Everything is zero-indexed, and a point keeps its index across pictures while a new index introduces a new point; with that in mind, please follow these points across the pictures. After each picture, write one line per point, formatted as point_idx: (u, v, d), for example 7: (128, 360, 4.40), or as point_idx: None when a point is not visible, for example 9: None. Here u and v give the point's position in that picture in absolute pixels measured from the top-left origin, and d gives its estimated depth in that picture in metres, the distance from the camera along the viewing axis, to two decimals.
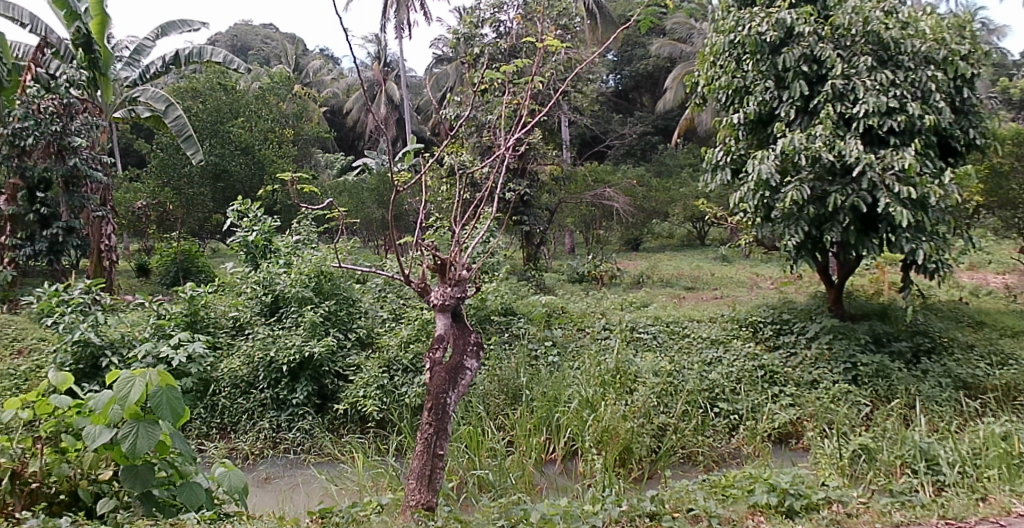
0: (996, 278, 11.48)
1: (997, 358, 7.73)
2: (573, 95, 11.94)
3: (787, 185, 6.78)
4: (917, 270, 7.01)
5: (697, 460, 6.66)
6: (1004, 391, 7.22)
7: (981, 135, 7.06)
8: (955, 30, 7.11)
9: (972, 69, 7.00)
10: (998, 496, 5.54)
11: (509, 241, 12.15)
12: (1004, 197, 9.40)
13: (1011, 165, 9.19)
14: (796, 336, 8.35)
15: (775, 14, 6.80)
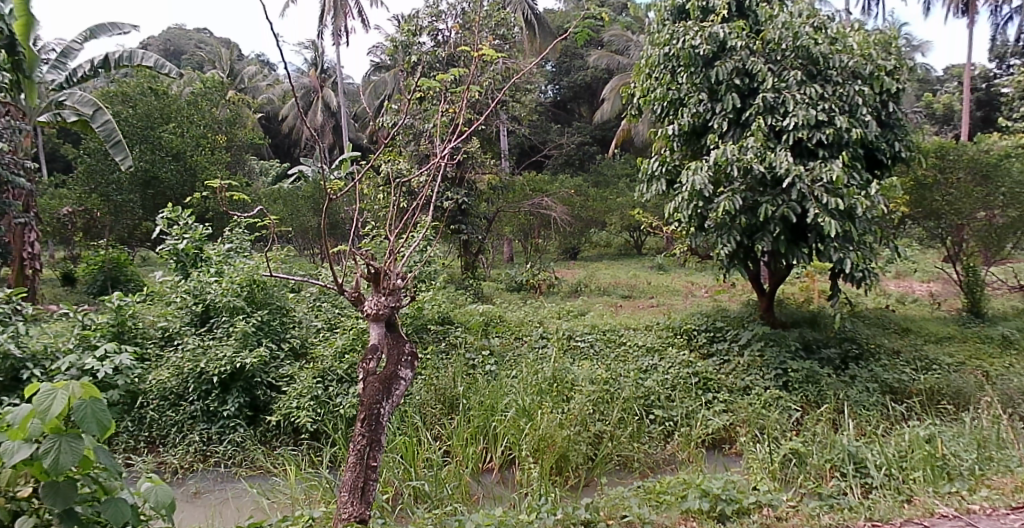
0: (921, 286, 12.15)
1: (922, 363, 7.99)
2: (511, 104, 11.97)
3: (720, 195, 6.88)
4: (845, 279, 7.14)
5: (633, 467, 6.72)
6: (928, 395, 7.46)
7: (906, 148, 7.24)
8: (882, 46, 7.29)
9: (898, 85, 7.16)
10: (920, 498, 5.80)
11: (447, 250, 12.12)
12: (929, 208, 9.74)
13: (933, 178, 9.56)
14: (729, 343, 8.50)
15: (708, 28, 6.90)
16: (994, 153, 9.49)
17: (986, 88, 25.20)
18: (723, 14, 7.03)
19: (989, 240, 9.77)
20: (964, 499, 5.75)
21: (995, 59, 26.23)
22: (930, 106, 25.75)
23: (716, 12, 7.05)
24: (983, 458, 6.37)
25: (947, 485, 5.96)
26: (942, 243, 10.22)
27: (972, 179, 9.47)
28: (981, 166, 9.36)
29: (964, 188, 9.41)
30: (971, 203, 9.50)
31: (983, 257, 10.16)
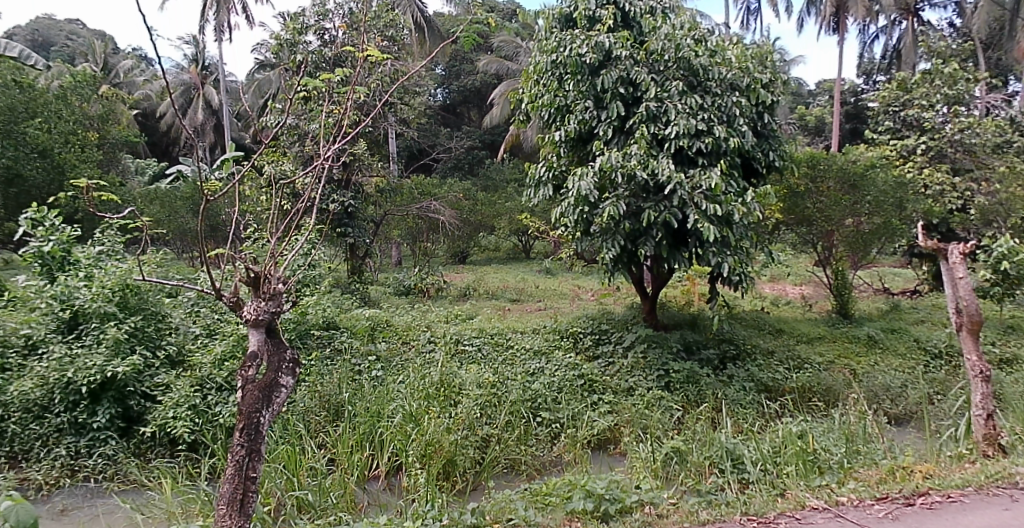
0: (794, 290, 13.07)
1: (794, 362, 8.46)
2: (400, 107, 11.91)
3: (604, 201, 7.01)
4: (723, 282, 7.37)
5: (520, 469, 6.80)
6: (799, 392, 7.88)
7: (779, 158, 7.59)
8: (758, 60, 7.62)
9: (772, 97, 7.49)
10: (793, 491, 6.11)
11: (333, 254, 11.89)
12: (801, 215, 10.25)
13: (805, 187, 10.09)
14: (614, 346, 8.72)
15: (594, 37, 7.03)
16: (860, 164, 10.16)
17: (854, 101, 27.10)
18: (609, 25, 7.17)
19: (858, 246, 10.47)
20: (833, 491, 6.08)
21: (861, 75, 28.18)
22: (802, 118, 27.62)
23: (602, 21, 7.19)
24: (850, 451, 6.75)
25: (817, 478, 6.29)
26: (813, 248, 10.85)
27: (840, 188, 10.06)
28: (849, 176, 10.02)
29: (834, 196, 10.01)
30: (840, 211, 10.07)
31: (850, 261, 10.89)
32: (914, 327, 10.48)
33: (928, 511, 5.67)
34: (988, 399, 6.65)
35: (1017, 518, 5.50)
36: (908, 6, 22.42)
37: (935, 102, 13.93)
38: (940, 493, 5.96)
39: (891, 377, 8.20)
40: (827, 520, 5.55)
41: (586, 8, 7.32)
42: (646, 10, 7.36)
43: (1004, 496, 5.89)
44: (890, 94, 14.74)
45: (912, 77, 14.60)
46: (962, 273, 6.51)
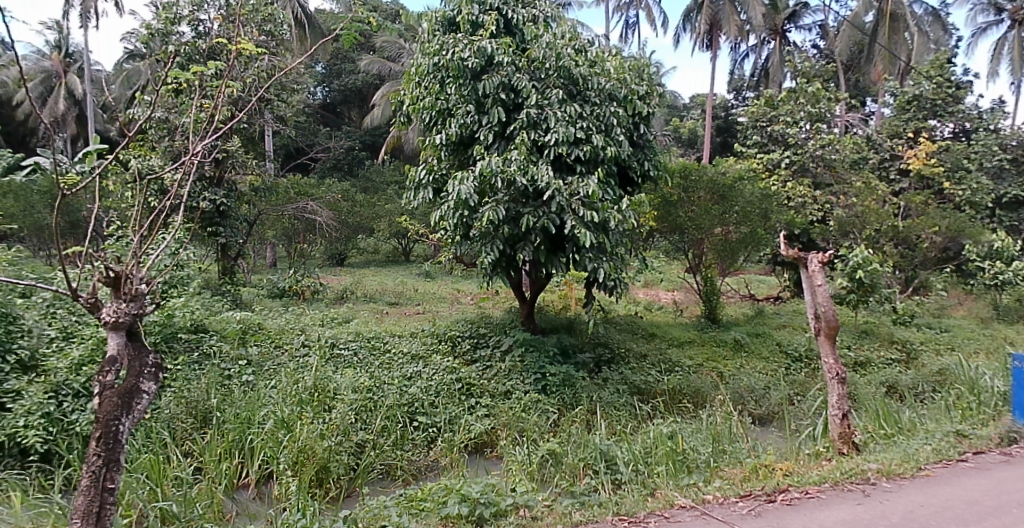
0: (666, 295, 13.83)
1: (665, 365, 8.91)
2: (277, 104, 11.78)
3: (484, 205, 7.06)
4: (598, 287, 7.54)
5: (396, 475, 6.79)
6: (669, 394, 8.25)
7: (653, 168, 7.88)
8: (636, 72, 7.91)
9: (648, 108, 7.76)
10: (662, 490, 6.28)
11: (203, 254, 11.57)
12: (674, 223, 10.73)
13: (678, 196, 10.53)
14: (492, 350, 8.84)
15: (477, 42, 7.09)
16: (731, 176, 10.76)
17: (725, 116, 29.65)
18: (491, 30, 7.23)
19: (727, 253, 11.11)
20: (700, 490, 6.27)
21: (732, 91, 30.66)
22: (677, 130, 29.95)
23: (484, 27, 7.25)
24: (716, 451, 6.99)
25: (686, 477, 6.49)
26: (686, 255, 11.37)
27: (711, 197, 10.55)
28: (718, 187, 10.49)
29: (706, 206, 10.51)
30: (710, 220, 10.64)
31: (720, 268, 11.51)
32: (777, 331, 11.25)
33: (787, 507, 5.88)
34: (843, 399, 6.87)
35: (867, 512, 5.71)
36: (776, 28, 24.83)
37: (799, 119, 15.22)
38: (798, 489, 6.19)
39: (755, 379, 8.66)
40: (692, 518, 5.70)
41: (470, 13, 7.38)
42: (529, 18, 7.48)
43: (857, 491, 6.11)
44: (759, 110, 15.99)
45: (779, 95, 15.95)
46: (819, 281, 6.72)
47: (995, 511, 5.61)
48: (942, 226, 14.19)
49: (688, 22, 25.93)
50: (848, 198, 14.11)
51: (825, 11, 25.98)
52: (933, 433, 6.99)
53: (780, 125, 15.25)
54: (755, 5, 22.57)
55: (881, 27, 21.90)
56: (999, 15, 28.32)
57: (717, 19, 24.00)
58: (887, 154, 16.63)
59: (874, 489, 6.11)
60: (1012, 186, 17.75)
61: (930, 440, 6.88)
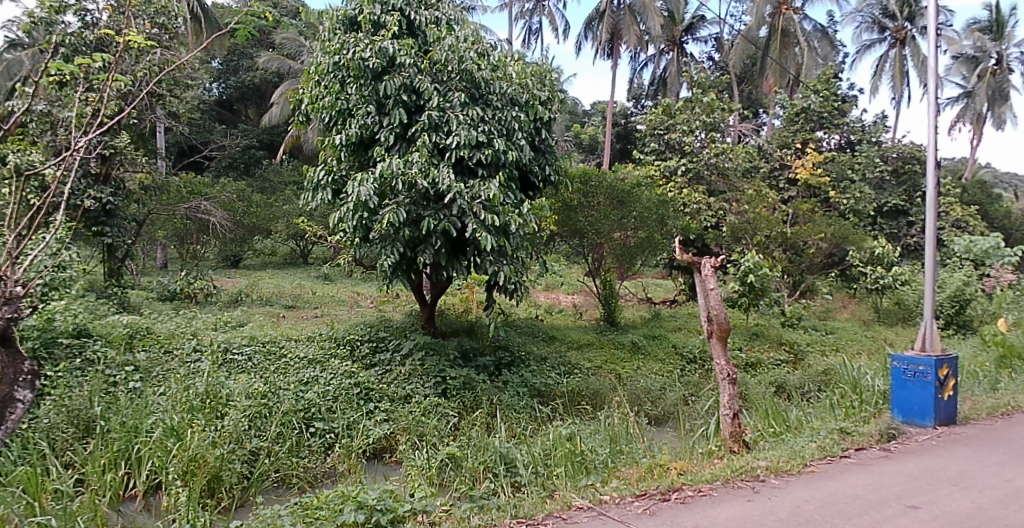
0: (567, 298, 14.57)
1: (565, 368, 9.20)
2: (170, 100, 11.54)
3: (385, 207, 7.05)
4: (499, 291, 7.57)
5: (291, 482, 6.66)
6: (569, 396, 8.48)
7: (554, 173, 8.12)
8: (539, 77, 8.20)
9: (548, 114, 8.03)
10: (561, 492, 6.31)
11: (87, 254, 11.21)
12: (574, 227, 10.94)
13: (578, 201, 10.91)
14: (392, 353, 8.80)
15: (378, 42, 7.15)
16: (629, 182, 11.28)
17: (624, 122, 31.90)
18: (393, 31, 7.33)
19: (625, 257, 11.61)
20: (598, 491, 6.33)
21: (630, 98, 32.98)
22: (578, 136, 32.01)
23: (386, 27, 7.32)
24: (614, 451, 7.10)
25: (584, 478, 6.55)
26: (585, 258, 11.81)
27: (610, 203, 10.98)
28: (617, 193, 10.93)
29: (606, 211, 10.92)
30: (609, 224, 10.98)
31: (618, 272, 12.06)
32: (673, 333, 11.89)
33: (680, 505, 5.97)
34: (735, 399, 7.00)
35: (755, 509, 5.82)
36: (674, 38, 27.83)
37: (695, 128, 17.13)
38: (692, 488, 6.30)
39: (651, 380, 8.98)
40: (589, 518, 5.69)
41: (372, 13, 7.45)
42: (430, 21, 7.66)
43: (747, 489, 6.24)
44: (657, 119, 17.82)
45: (676, 105, 17.82)
46: (712, 285, 6.83)
47: (873, 504, 5.84)
48: (829, 233, 15.96)
49: (590, 31, 26.97)
50: (741, 206, 16.03)
51: (720, 24, 28.16)
52: (818, 430, 7.22)
53: (677, 135, 17.04)
54: (653, 16, 24.09)
55: (774, 42, 25.87)
56: (883, 33, 31.26)
57: (618, 29, 25.17)
58: (777, 163, 19.76)
59: (763, 486, 6.27)
60: (892, 197, 20.30)
61: (815, 437, 7.09)
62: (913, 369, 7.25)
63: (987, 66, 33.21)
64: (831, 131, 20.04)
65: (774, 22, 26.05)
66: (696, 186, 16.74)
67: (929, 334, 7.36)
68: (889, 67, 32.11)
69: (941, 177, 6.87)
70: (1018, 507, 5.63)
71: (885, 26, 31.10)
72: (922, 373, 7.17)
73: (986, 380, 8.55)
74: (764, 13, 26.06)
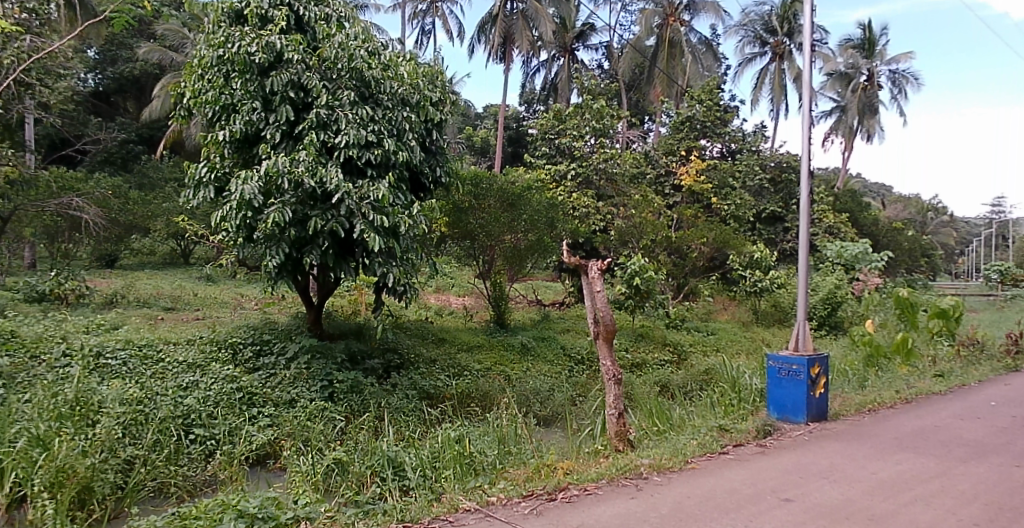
0: (456, 300, 15.50)
1: (454, 370, 9.72)
2: (40, 90, 11.09)
3: (270, 206, 7.32)
4: (389, 292, 8.10)
5: (169, 492, 6.38)
6: (456, 398, 8.97)
7: (443, 175, 8.85)
8: (429, 78, 8.85)
9: (439, 116, 8.72)
10: (447, 495, 6.21)
11: None
12: (465, 229, 11.71)
13: (468, 203, 11.50)
14: (276, 358, 8.81)
15: (264, 37, 7.55)
16: (519, 185, 12.01)
17: (515, 127, 34.26)
18: (281, 26, 7.75)
19: (515, 259, 12.65)
20: (485, 492, 6.28)
21: (523, 103, 34.77)
22: (470, 138, 33.38)
23: (274, 22, 7.75)
24: (502, 452, 7.14)
25: (471, 480, 6.49)
26: (476, 259, 12.48)
27: (500, 205, 11.80)
28: (507, 196, 11.78)
29: (495, 214, 11.74)
30: (500, 226, 11.88)
31: (508, 274, 13.03)
32: (561, 335, 13.03)
33: (566, 504, 5.98)
34: (619, 398, 7.14)
35: (638, 505, 5.86)
36: (565, 45, 29.29)
37: (584, 133, 18.93)
38: (577, 487, 6.33)
39: (540, 381, 9.60)
40: (476, 520, 5.59)
41: (259, 7, 7.85)
42: (320, 17, 8.09)
43: (630, 486, 6.32)
44: (548, 123, 19.59)
45: (567, 110, 19.63)
46: (598, 287, 6.92)
47: (751, 497, 6.00)
48: (710, 237, 17.37)
49: (482, 34, 27.75)
50: (628, 210, 17.04)
51: (609, 32, 29.86)
52: (699, 428, 7.43)
53: (567, 140, 18.88)
54: (545, 22, 25.24)
55: (661, 52, 27.71)
56: (762, 48, 33.46)
57: (510, 32, 26.21)
58: (663, 170, 21.63)
59: (646, 483, 6.37)
60: (770, 204, 22.78)
61: (696, 435, 7.31)
62: (787, 368, 7.59)
63: (860, 81, 35.89)
64: (714, 139, 22.23)
65: (661, 33, 27.91)
66: (585, 190, 18.37)
67: (801, 334, 7.73)
68: (769, 82, 33.82)
69: (812, 185, 7.15)
70: (882, 497, 5.88)
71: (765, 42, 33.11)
72: (796, 371, 7.50)
73: (855, 377, 9.20)
74: (653, 24, 28.06)
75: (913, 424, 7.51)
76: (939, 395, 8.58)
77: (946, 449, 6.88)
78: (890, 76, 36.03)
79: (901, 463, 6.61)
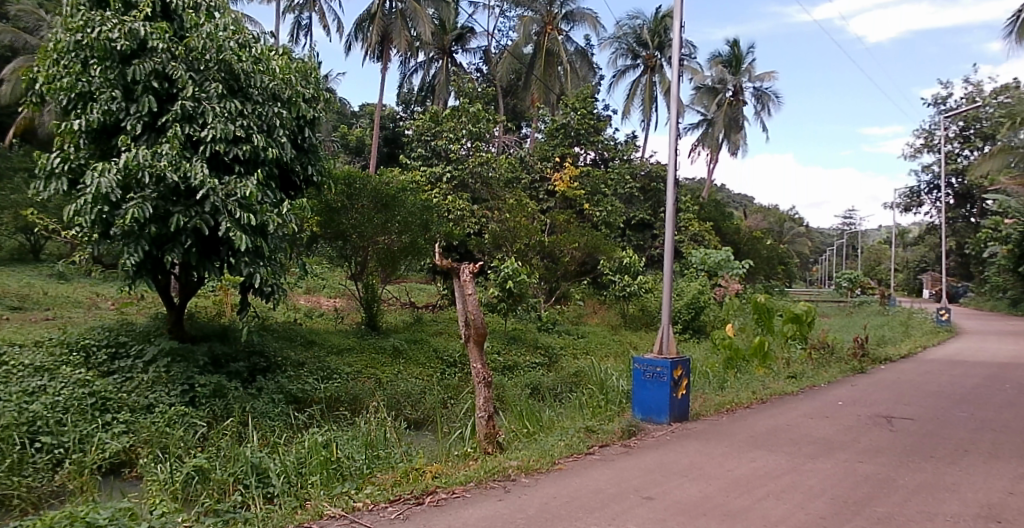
0: (327, 301, 15.76)
1: (324, 374, 9.73)
2: None
3: (129, 201, 7.13)
4: (256, 293, 8.35)
5: (10, 504, 5.78)
6: (325, 402, 8.94)
7: (316, 173, 9.21)
8: (302, 74, 9.17)
9: (311, 114, 9.06)
10: (311, 502, 5.95)
11: None
12: (337, 229, 12.14)
13: (340, 203, 11.97)
14: (133, 360, 8.43)
15: (127, 24, 7.49)
16: (393, 187, 12.52)
17: (392, 128, 33.79)
18: (145, 13, 7.75)
19: (388, 261, 13.11)
20: (350, 498, 6.07)
21: (400, 103, 34.83)
22: (345, 137, 33.37)
23: (139, 9, 7.73)
24: (371, 457, 7.02)
25: (337, 486, 6.27)
26: (346, 260, 12.88)
27: (374, 206, 12.29)
28: (381, 197, 12.24)
29: (369, 214, 12.19)
30: (373, 227, 12.33)
31: (381, 276, 13.50)
32: (434, 338, 13.57)
33: (434, 507, 5.81)
34: (489, 401, 7.20)
35: (505, 507, 5.77)
36: (444, 47, 29.68)
37: (461, 136, 19.40)
38: (446, 490, 6.21)
39: (411, 385, 9.91)
40: None
41: None
42: (189, 6, 8.22)
43: (498, 488, 6.25)
44: (425, 125, 19.88)
45: (444, 113, 19.82)
46: (470, 290, 6.91)
47: (613, 496, 6.05)
48: (581, 242, 18.28)
49: (359, 32, 27.37)
50: (501, 214, 17.54)
51: (489, 38, 30.71)
52: (567, 429, 7.60)
53: (444, 142, 19.23)
54: (424, 23, 25.58)
55: (538, 60, 28.51)
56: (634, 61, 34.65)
57: (388, 33, 26.32)
58: (538, 176, 22.93)
59: (513, 484, 6.34)
60: (639, 211, 25.33)
61: (564, 435, 7.45)
62: (651, 370, 7.85)
63: (726, 96, 38.04)
64: (586, 146, 24.24)
65: (539, 40, 28.86)
66: (460, 193, 18.81)
67: (665, 337, 8.00)
68: (640, 93, 34.69)
69: (677, 193, 7.43)
70: (737, 493, 6.06)
71: (637, 54, 34.47)
72: (660, 373, 7.77)
73: (716, 379, 9.77)
74: (531, 32, 28.93)
75: (767, 423, 7.95)
76: (791, 395, 9.28)
77: (796, 447, 7.27)
78: (755, 92, 38.14)
79: (755, 460, 6.91)
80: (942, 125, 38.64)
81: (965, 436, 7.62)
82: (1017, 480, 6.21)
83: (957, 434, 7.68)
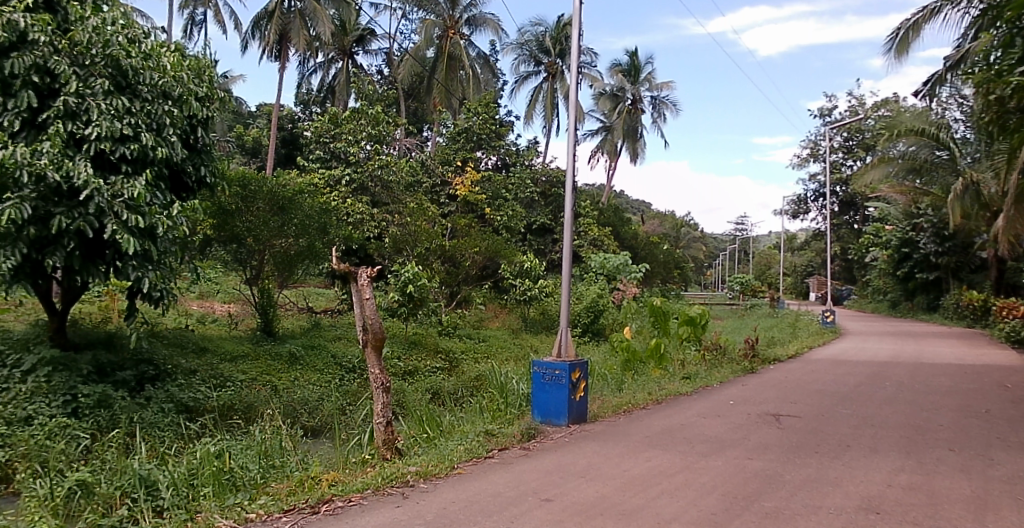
0: (220, 306, 15.41)
1: (216, 382, 9.54)
2: None
3: (4, 200, 6.75)
4: (144, 298, 7.99)
5: None
6: (218, 411, 8.72)
7: (210, 174, 9.24)
8: (195, 72, 9.11)
9: (205, 114, 9.06)
10: (202, 514, 5.68)
11: None
12: (231, 232, 12.04)
13: (234, 206, 11.85)
14: (9, 371, 8.03)
15: (5, 15, 7.28)
16: (290, 190, 12.56)
17: (290, 129, 33.25)
18: (25, 5, 7.54)
19: (285, 265, 13.13)
20: (243, 509, 5.84)
21: (298, 103, 34.04)
22: (242, 138, 32.49)
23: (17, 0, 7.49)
24: (264, 467, 6.87)
25: (229, 497, 6.06)
26: (241, 265, 12.88)
27: (270, 209, 12.27)
28: (278, 199, 12.24)
29: (264, 217, 12.16)
30: (269, 229, 12.26)
31: (278, 280, 13.42)
32: (332, 343, 13.49)
33: (330, 516, 5.67)
34: (387, 406, 7.12)
35: (403, 513, 5.69)
36: (343, 48, 29.39)
37: (361, 138, 19.10)
38: (342, 498, 6.08)
39: (308, 392, 9.85)
40: None
41: None
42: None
43: (395, 495, 6.17)
44: (324, 127, 19.58)
45: (343, 114, 19.53)
46: (366, 295, 6.84)
47: (513, 500, 6.05)
48: (483, 246, 18.66)
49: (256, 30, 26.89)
50: (403, 217, 18.15)
51: (390, 40, 30.57)
52: (467, 433, 7.62)
53: (343, 144, 18.92)
54: (324, 22, 25.16)
55: (440, 64, 28.63)
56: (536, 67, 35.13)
57: (287, 31, 25.90)
58: (438, 180, 23.46)
59: (411, 490, 6.27)
60: (539, 216, 25.84)
61: (463, 440, 7.48)
62: (550, 373, 8.00)
63: (625, 104, 39.13)
64: (489, 151, 24.53)
65: (441, 43, 28.64)
66: (359, 196, 18.78)
67: (564, 340, 8.16)
68: (542, 99, 35.09)
69: (574, 199, 7.54)
70: (634, 492, 6.17)
71: (539, 60, 34.99)
72: (558, 376, 7.93)
73: (614, 381, 10.04)
74: (433, 35, 28.76)
75: (663, 424, 8.19)
76: (684, 396, 9.64)
77: (690, 445, 7.50)
78: (654, 101, 39.28)
79: (651, 460, 7.09)
80: (832, 135, 41.02)
81: (848, 432, 8.04)
82: (894, 473, 6.57)
83: (841, 430, 8.08)
